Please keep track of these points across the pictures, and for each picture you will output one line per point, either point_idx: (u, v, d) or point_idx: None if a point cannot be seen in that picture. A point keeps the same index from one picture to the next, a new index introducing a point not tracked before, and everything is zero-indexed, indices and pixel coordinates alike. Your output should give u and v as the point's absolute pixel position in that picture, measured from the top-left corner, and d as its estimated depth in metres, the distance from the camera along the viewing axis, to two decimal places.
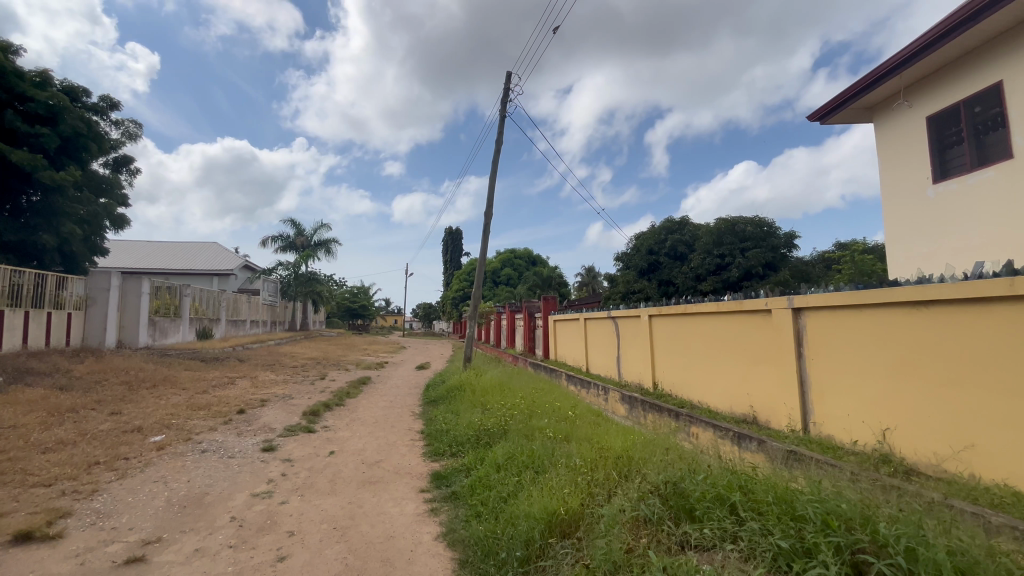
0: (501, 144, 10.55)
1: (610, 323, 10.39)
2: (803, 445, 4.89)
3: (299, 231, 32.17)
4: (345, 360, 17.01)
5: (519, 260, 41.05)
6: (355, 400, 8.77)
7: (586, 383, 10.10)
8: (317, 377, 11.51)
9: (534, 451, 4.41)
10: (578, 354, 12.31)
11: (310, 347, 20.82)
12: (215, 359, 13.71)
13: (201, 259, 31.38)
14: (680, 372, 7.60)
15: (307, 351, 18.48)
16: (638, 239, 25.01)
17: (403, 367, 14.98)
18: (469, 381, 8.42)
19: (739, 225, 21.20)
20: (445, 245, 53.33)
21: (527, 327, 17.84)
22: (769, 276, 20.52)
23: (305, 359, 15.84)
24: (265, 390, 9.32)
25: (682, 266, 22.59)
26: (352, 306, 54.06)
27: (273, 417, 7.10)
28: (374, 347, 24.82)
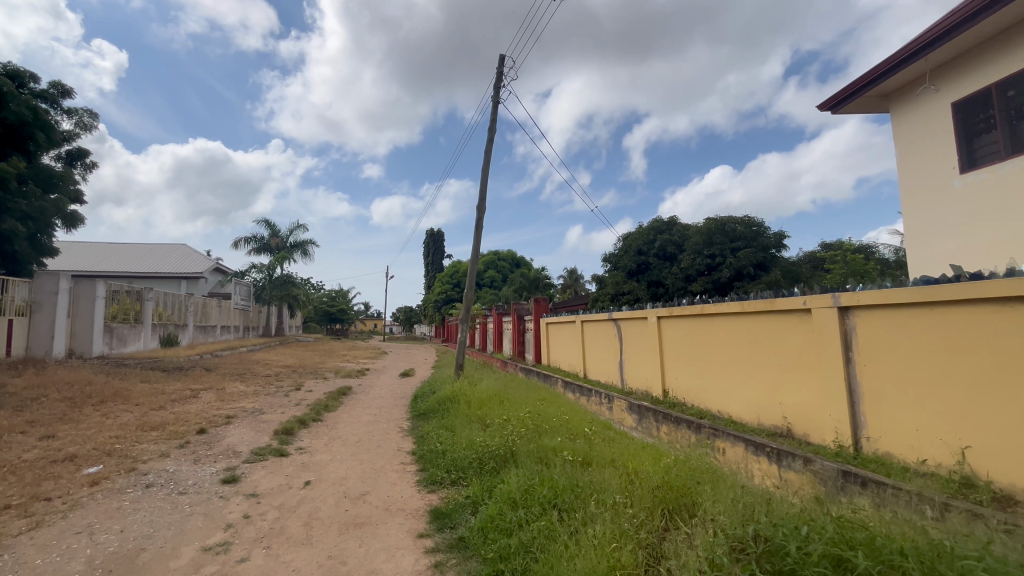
0: (493, 133, 9.77)
1: (611, 326, 9.71)
2: (859, 464, 4.27)
3: (273, 232, 30.76)
4: (323, 367, 15.93)
5: (503, 262, 40.31)
6: (334, 414, 7.86)
7: (587, 391, 9.39)
8: (291, 388, 10.49)
9: (556, 481, 3.67)
10: (575, 359, 11.61)
11: (285, 354, 19.61)
12: (178, 369, 12.54)
13: (167, 262, 29.67)
14: (696, 378, 6.95)
15: (281, 358, 17.30)
16: (626, 239, 24.54)
17: (386, 375, 14.01)
18: (462, 390, 7.60)
19: (728, 225, 20.92)
20: (426, 247, 52.21)
21: (516, 330, 17.06)
22: (760, 276, 20.24)
23: (279, 368, 14.73)
24: (232, 404, 8.32)
25: (672, 267, 22.16)
26: (330, 310, 52.41)
27: (239, 437, 6.15)
28: (354, 352, 23.71)
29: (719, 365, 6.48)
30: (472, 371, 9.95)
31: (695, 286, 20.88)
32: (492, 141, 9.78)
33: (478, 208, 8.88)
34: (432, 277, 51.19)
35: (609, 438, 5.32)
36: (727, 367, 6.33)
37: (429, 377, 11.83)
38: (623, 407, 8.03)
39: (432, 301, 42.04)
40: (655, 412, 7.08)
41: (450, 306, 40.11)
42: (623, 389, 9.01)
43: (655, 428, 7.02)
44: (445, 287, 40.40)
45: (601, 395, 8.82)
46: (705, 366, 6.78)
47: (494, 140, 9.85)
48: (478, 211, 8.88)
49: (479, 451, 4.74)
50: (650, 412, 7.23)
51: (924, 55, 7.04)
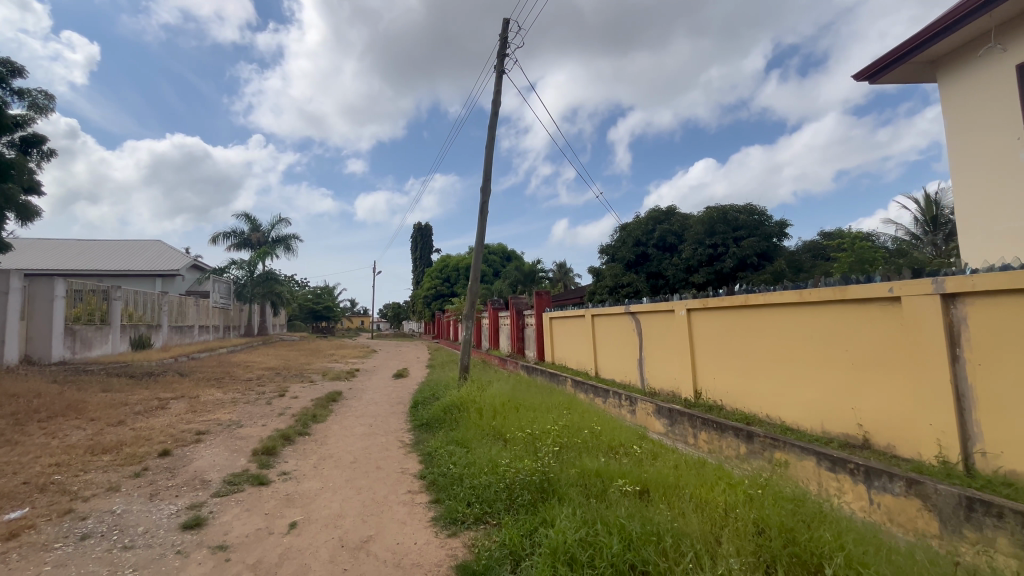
0: (497, 108, 8.78)
1: (628, 320, 8.85)
2: (980, 487, 3.46)
3: (254, 226, 29.32)
4: (309, 369, 14.87)
5: (494, 256, 39.33)
6: (323, 426, 6.88)
7: (604, 392, 8.55)
8: (274, 394, 9.45)
9: (625, 529, 2.78)
10: (585, 356, 10.75)
11: (269, 354, 18.47)
12: (148, 375, 11.39)
13: (140, 259, 28.09)
14: (739, 379, 6.13)
15: (265, 360, 16.19)
16: (623, 229, 23.75)
17: (378, 376, 13.00)
18: (470, 396, 6.68)
19: (731, 213, 20.24)
20: (413, 242, 50.92)
21: (515, 326, 16.15)
22: (764, 266, 19.58)
23: (261, 371, 13.63)
24: (205, 416, 7.28)
25: (673, 258, 21.44)
26: (315, 308, 50.94)
27: (211, 460, 5.16)
28: (342, 351, 22.60)
29: (768, 364, 5.67)
30: (476, 371, 9.03)
31: (697, 277, 20.21)
32: (496, 116, 8.78)
33: (482, 190, 7.88)
34: (420, 272, 49.98)
35: (655, 454, 4.53)
36: (778, 366, 5.53)
37: (427, 379, 10.86)
38: (649, 410, 7.20)
39: (421, 296, 40.90)
40: (692, 417, 6.25)
41: (440, 302, 39.04)
42: (645, 389, 8.18)
43: (692, 435, 6.21)
44: (433, 283, 39.26)
45: (622, 396, 7.98)
46: (749, 364, 5.97)
47: (498, 115, 8.86)
48: (483, 193, 7.90)
49: (507, 477, 3.85)
50: (684, 417, 6.41)
51: (987, 11, 6.24)
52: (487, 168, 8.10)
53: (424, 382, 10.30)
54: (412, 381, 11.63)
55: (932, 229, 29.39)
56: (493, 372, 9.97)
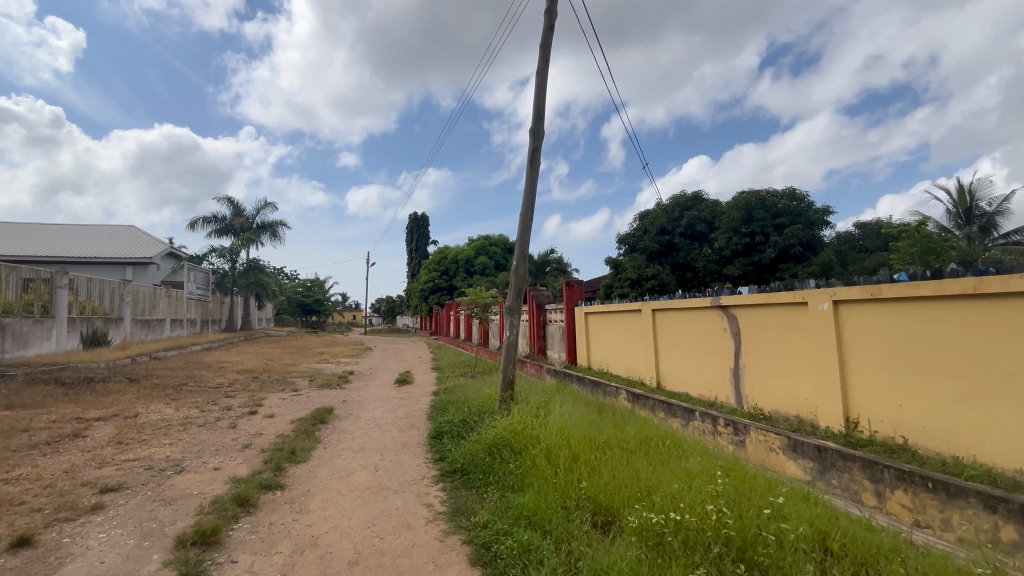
0: (547, 28, 6.49)
1: (715, 316, 6.68)
2: None
3: (236, 211, 26.72)
4: (293, 371, 12.54)
5: (495, 248, 37.07)
6: (306, 470, 4.63)
7: (687, 412, 6.39)
8: (243, 410, 7.17)
9: None
10: (639, 362, 8.58)
11: (248, 353, 16.06)
12: (87, 382, 9.01)
13: (109, 246, 25.43)
14: (947, 411, 4.00)
15: (243, 360, 13.87)
16: (645, 217, 21.63)
17: (376, 383, 10.72)
18: (524, 426, 4.46)
19: (770, 198, 18.20)
20: (409, 233, 48.48)
21: (535, 323, 13.93)
22: (808, 257, 17.49)
23: (235, 375, 11.30)
24: (132, 453, 4.98)
25: (703, 247, 19.36)
26: (305, 301, 48.45)
27: (97, 564, 2.87)
28: (332, 349, 20.24)
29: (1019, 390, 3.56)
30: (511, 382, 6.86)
31: (732, 268, 18.14)
32: (545, 40, 6.48)
33: (532, 132, 5.60)
34: (416, 265, 47.56)
35: None
36: None
37: (441, 392, 8.62)
38: (774, 444, 5.02)
39: (417, 290, 38.60)
40: (870, 464, 4.09)
41: (438, 295, 36.77)
42: (747, 411, 6.03)
43: (873, 494, 4.05)
44: (431, 275, 36.87)
45: (719, 420, 5.81)
46: (970, 387, 3.84)
47: (548, 39, 6.56)
48: (533, 138, 5.63)
49: None
50: (853, 461, 4.23)
51: None
52: (539, 104, 5.81)
53: (438, 397, 8.06)
54: (421, 391, 9.41)
55: (966, 221, 27.61)
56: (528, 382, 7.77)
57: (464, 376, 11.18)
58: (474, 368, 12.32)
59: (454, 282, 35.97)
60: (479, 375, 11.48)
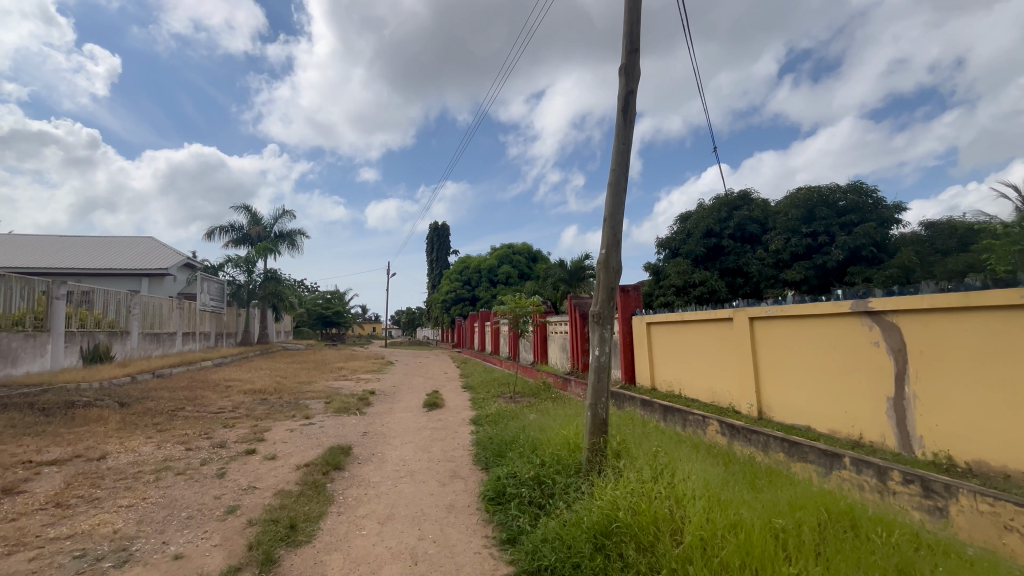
0: None
1: (860, 325, 4.96)
2: None
3: (253, 219, 25.75)
4: (308, 391, 11.10)
5: (519, 256, 35.49)
6: (309, 562, 3.05)
7: (834, 457, 4.67)
8: (239, 449, 5.67)
9: None
10: (730, 383, 6.87)
11: (261, 370, 14.72)
12: (65, 408, 7.63)
13: (125, 257, 24.72)
14: None
15: (254, 379, 12.49)
16: (688, 218, 19.93)
17: (402, 407, 9.17)
18: (648, 500, 2.84)
19: (834, 194, 16.26)
20: (429, 243, 47.36)
21: (578, 333, 12.27)
22: (882, 259, 15.45)
23: (241, 396, 9.89)
24: (66, 527, 3.48)
25: (756, 250, 17.51)
26: (324, 313, 47.57)
27: None
28: (352, 364, 18.88)
29: None
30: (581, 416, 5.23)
31: (792, 273, 16.25)
32: None
33: (623, 69, 4.07)
34: (437, 275, 46.34)
35: None
36: None
37: (483, 423, 7.01)
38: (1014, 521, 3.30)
39: (438, 301, 37.25)
40: None
41: (460, 306, 35.38)
42: (929, 459, 4.29)
43: None
44: (453, 286, 35.53)
45: (897, 472, 4.10)
46: None
47: None
48: (624, 78, 4.09)
49: None
50: None
51: None
52: (632, 34, 4.25)
53: (481, 430, 6.48)
54: (458, 418, 7.84)
55: None
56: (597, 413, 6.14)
57: (504, 400, 9.55)
58: (513, 389, 10.68)
59: (477, 292, 34.57)
60: (521, 398, 9.85)
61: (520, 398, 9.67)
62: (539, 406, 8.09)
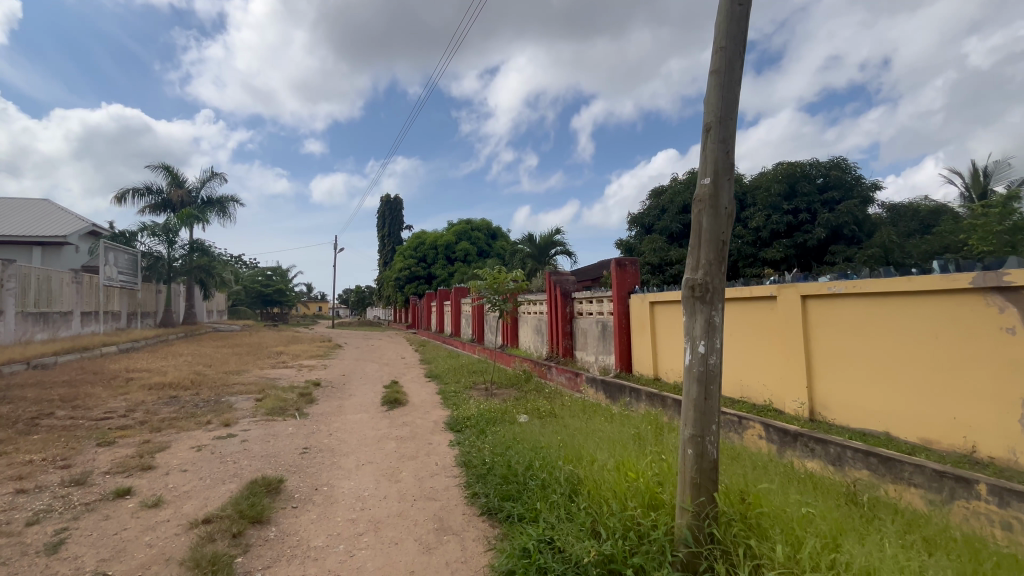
0: None
1: (982, 305, 3.75)
2: None
3: (174, 181, 22.17)
4: (233, 385, 9.02)
5: (478, 233, 33.56)
6: None
7: (959, 482, 3.46)
8: (105, 488, 3.77)
9: None
10: (769, 376, 5.65)
11: (178, 358, 12.28)
12: None
13: (10, 222, 20.72)
14: None
15: (167, 369, 10.21)
16: (662, 193, 18.98)
17: (354, 405, 7.39)
18: None
19: (815, 170, 15.62)
20: (381, 217, 44.28)
21: (561, 316, 10.81)
22: (861, 238, 14.99)
23: (142, 395, 7.75)
24: None
25: (734, 227, 16.71)
26: (264, 292, 43.67)
27: None
28: (293, 348, 16.58)
29: None
30: (620, 436, 3.77)
31: (771, 251, 15.52)
32: None
33: None
34: (389, 251, 43.58)
35: None
36: None
37: (466, 430, 5.45)
38: None
39: (391, 279, 34.80)
40: None
41: (415, 285, 33.22)
42: None
43: None
44: (407, 263, 33.20)
45: None
46: None
47: None
48: None
49: None
50: None
51: None
52: None
53: (467, 442, 4.91)
54: (428, 421, 6.19)
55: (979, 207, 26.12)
56: (623, 420, 4.71)
57: (479, 393, 7.99)
58: (486, 378, 9.16)
59: (434, 270, 32.49)
60: (499, 390, 8.31)
61: (499, 391, 8.14)
62: (530, 403, 6.65)
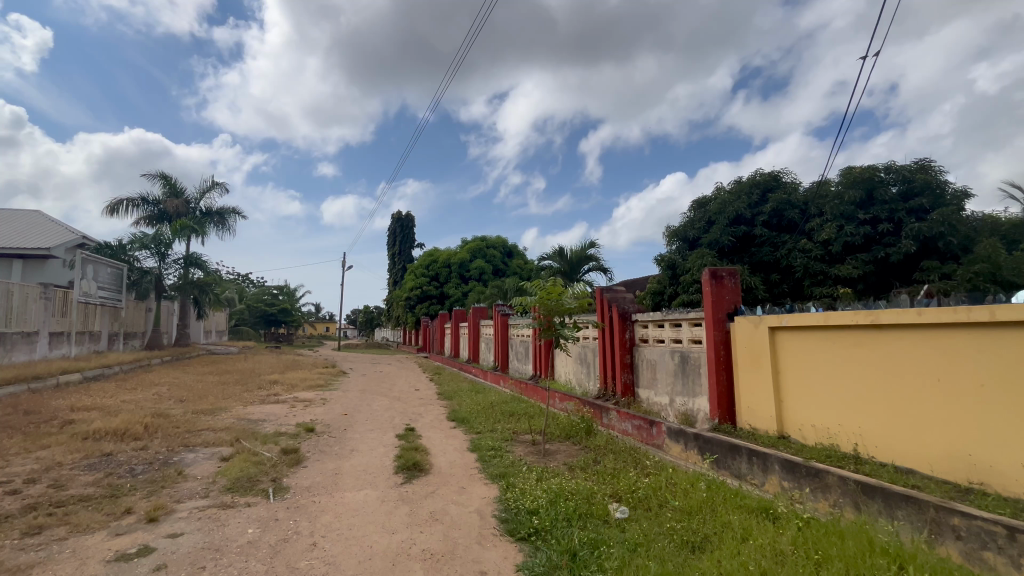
0: None
1: None
2: None
3: (171, 191, 20.46)
4: (199, 434, 6.82)
5: (494, 250, 31.42)
6: None
7: None
8: None
9: None
10: None
11: (147, 390, 10.13)
12: None
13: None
14: None
15: (122, 409, 8.06)
16: (708, 203, 16.90)
17: (357, 473, 5.17)
18: None
19: (894, 175, 13.49)
20: (392, 235, 42.61)
21: (618, 342, 8.59)
22: (957, 253, 12.65)
23: (64, 452, 5.57)
24: None
25: (796, 241, 14.53)
26: (269, 312, 41.72)
27: None
28: (290, 376, 14.40)
29: None
30: None
31: (847, 268, 13.22)
32: None
33: None
34: (400, 270, 41.75)
35: None
36: None
37: (543, 547, 3.28)
38: None
39: (401, 298, 32.75)
40: None
41: (426, 305, 31.20)
42: None
43: None
44: (418, 281, 31.21)
45: None
46: None
47: None
48: None
49: None
50: None
51: None
52: None
53: None
54: (467, 513, 3.97)
55: None
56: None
57: (530, 456, 5.78)
58: (532, 427, 6.99)
59: (447, 289, 30.52)
60: (554, 448, 6.07)
61: (556, 452, 5.91)
62: (616, 482, 4.48)
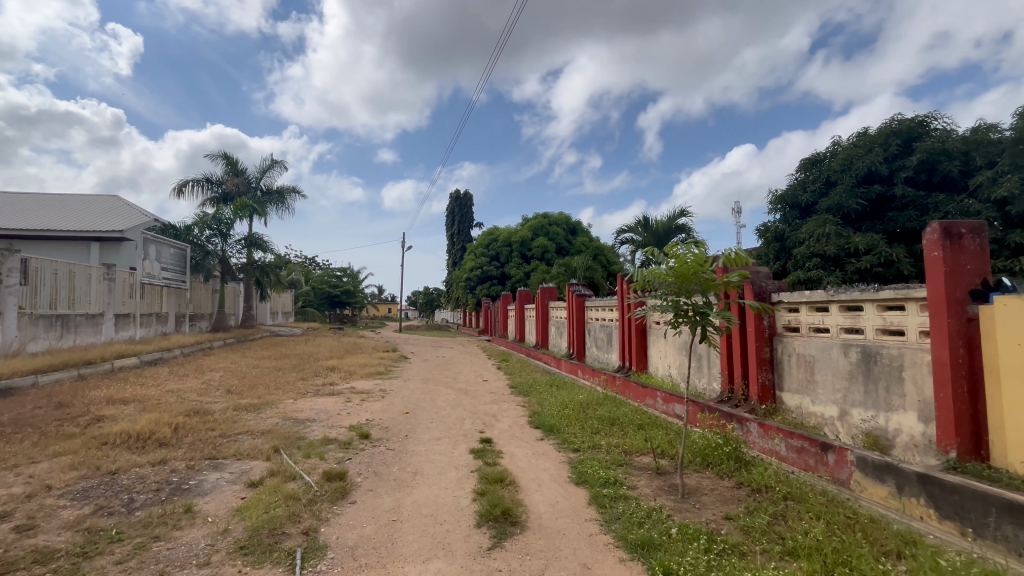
0: None
1: None
2: None
3: (232, 169, 20.14)
4: (232, 440, 5.58)
5: (558, 228, 29.01)
6: None
7: None
8: None
9: None
10: None
11: (197, 378, 9.28)
12: None
13: (74, 217, 19.59)
14: None
15: (159, 403, 7.05)
16: (827, 160, 13.90)
17: (420, 521, 3.59)
18: None
19: None
20: (450, 214, 41.55)
21: (753, 332, 6.49)
22: None
23: (65, 467, 4.43)
24: None
25: (956, 202, 11.43)
26: (332, 293, 42.25)
27: None
28: (349, 361, 13.39)
29: None
30: None
31: None
32: None
33: None
34: (459, 251, 40.81)
35: None
36: None
37: None
38: None
39: (461, 279, 31.68)
40: None
41: (487, 286, 29.95)
42: None
43: None
44: (478, 261, 29.92)
45: None
46: None
47: None
48: None
49: None
50: None
51: None
52: None
53: None
54: None
55: None
56: None
57: (667, 500, 3.97)
58: (650, 446, 5.20)
59: (508, 269, 29.02)
60: (697, 487, 4.22)
61: (705, 495, 4.05)
62: None
